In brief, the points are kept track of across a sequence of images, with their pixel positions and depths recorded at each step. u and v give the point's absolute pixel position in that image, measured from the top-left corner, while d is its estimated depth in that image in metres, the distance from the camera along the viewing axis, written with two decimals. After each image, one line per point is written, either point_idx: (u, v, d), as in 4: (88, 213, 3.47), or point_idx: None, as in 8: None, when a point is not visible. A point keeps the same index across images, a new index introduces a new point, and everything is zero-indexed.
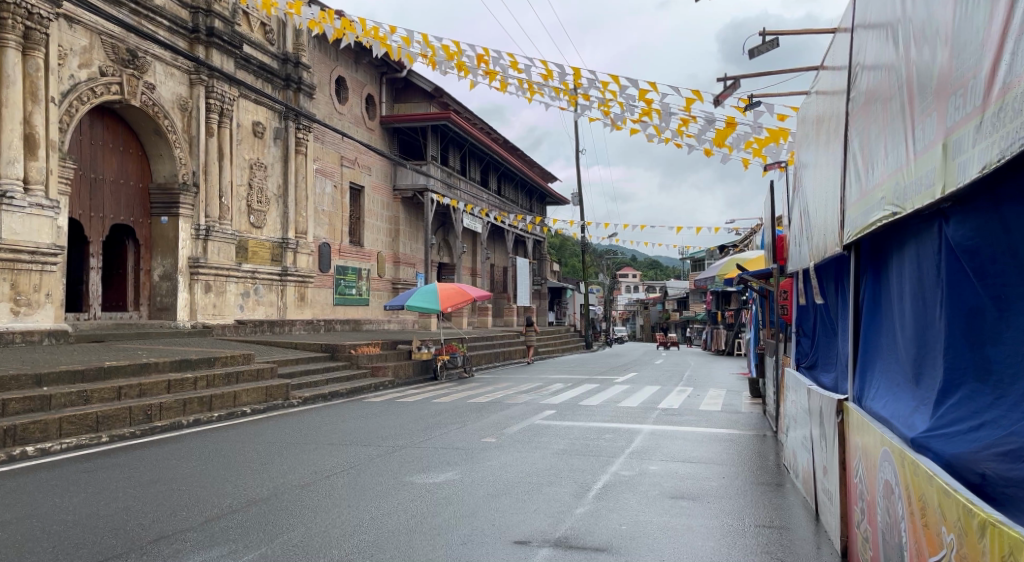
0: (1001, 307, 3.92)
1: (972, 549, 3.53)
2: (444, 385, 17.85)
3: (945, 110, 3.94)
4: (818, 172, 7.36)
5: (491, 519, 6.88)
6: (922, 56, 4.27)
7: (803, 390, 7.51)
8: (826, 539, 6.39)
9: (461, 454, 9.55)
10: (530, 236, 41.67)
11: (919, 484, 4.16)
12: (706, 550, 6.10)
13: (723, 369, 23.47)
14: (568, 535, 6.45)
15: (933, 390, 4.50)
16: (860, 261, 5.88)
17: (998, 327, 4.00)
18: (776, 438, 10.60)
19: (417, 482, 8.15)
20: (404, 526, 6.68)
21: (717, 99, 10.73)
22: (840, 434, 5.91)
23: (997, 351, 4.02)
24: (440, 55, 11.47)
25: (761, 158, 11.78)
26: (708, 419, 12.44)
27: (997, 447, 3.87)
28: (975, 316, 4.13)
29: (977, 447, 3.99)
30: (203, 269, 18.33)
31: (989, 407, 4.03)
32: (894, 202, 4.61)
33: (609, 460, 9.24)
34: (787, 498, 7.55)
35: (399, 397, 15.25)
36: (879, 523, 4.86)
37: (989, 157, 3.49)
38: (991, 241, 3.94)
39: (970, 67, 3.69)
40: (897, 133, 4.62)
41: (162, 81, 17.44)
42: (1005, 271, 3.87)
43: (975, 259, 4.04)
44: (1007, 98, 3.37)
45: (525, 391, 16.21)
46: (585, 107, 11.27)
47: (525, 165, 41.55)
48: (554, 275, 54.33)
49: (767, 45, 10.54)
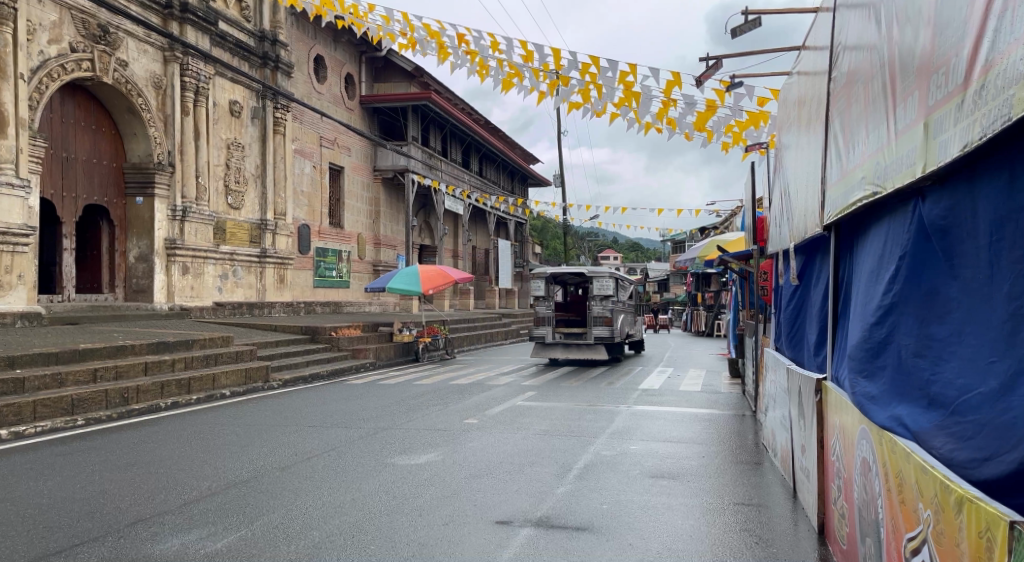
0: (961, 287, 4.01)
1: (948, 525, 3.54)
2: (424, 367, 17.82)
3: (927, 88, 3.92)
4: (799, 154, 7.34)
5: (473, 499, 6.87)
6: (905, 37, 4.23)
7: (783, 370, 7.52)
8: (803, 516, 6.44)
9: (442, 435, 9.53)
10: (512, 218, 41.58)
11: (897, 461, 4.16)
12: (688, 529, 6.13)
13: (703, 350, 23.46)
14: (550, 515, 6.45)
15: (893, 366, 4.56)
16: (839, 242, 5.90)
17: (951, 304, 4.09)
18: (756, 418, 10.63)
19: (398, 464, 8.12)
20: (385, 507, 6.65)
21: (697, 80, 10.67)
22: (818, 414, 5.92)
23: (949, 328, 4.11)
24: (420, 35, 11.32)
25: (741, 141, 11.76)
26: (688, 399, 12.54)
27: (945, 426, 3.96)
28: (933, 293, 4.22)
29: (932, 425, 4.07)
30: (180, 251, 18.19)
31: (937, 391, 4.12)
32: (876, 181, 4.59)
33: (590, 440, 9.24)
34: (765, 477, 7.60)
35: (380, 379, 15.19)
36: (854, 499, 4.91)
37: (971, 135, 3.47)
38: (959, 224, 4.01)
39: (953, 45, 3.66)
40: (879, 113, 4.59)
41: (136, 58, 17.19)
42: (961, 251, 4.01)
43: (938, 239, 4.17)
44: (990, 75, 3.34)
45: (506, 372, 16.17)
46: (565, 91, 11.19)
47: (507, 147, 41.32)
48: (534, 258, 54.30)
49: (750, 24, 10.49)
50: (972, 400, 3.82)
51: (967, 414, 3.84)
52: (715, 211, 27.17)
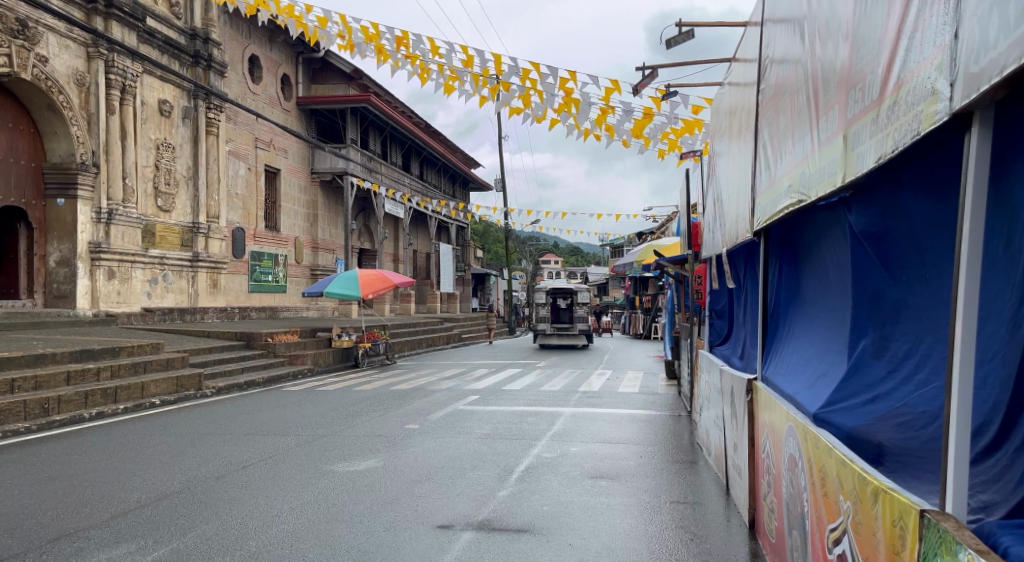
0: (902, 288, 4.14)
1: (866, 516, 3.72)
2: (363, 373, 17.75)
3: (847, 102, 4.12)
4: (730, 162, 7.57)
5: (413, 505, 6.91)
6: (826, 53, 4.44)
7: (716, 370, 7.73)
8: (735, 512, 6.64)
9: (383, 441, 9.54)
10: (455, 222, 41.67)
11: (819, 456, 4.31)
12: (625, 527, 6.28)
13: (644, 354, 23.85)
14: (492, 518, 6.54)
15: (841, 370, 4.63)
16: (769, 247, 6.09)
17: (897, 306, 4.19)
18: (691, 418, 10.90)
19: (336, 471, 8.11)
20: (323, 515, 6.65)
21: (635, 89, 10.87)
22: (750, 413, 6.11)
23: (897, 330, 4.20)
24: (357, 37, 11.32)
25: (676, 149, 12.02)
26: (628, 400, 12.78)
27: (891, 418, 4.04)
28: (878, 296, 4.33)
29: (872, 419, 4.16)
30: (104, 255, 17.75)
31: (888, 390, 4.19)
32: (800, 190, 4.78)
33: (532, 443, 9.36)
34: (700, 475, 7.82)
35: (318, 386, 15.09)
36: (782, 493, 5.10)
37: (885, 148, 3.65)
38: (889, 227, 4.16)
39: (870, 61, 3.86)
40: (803, 125, 4.80)
41: (57, 54, 16.71)
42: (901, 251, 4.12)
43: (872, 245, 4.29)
44: (901, 92, 3.53)
45: (447, 377, 16.22)
46: (506, 96, 11.30)
47: (449, 150, 41.35)
48: (476, 262, 54.43)
49: (682, 36, 10.75)
50: (926, 393, 3.89)
51: (921, 406, 3.90)
52: (655, 216, 27.73)
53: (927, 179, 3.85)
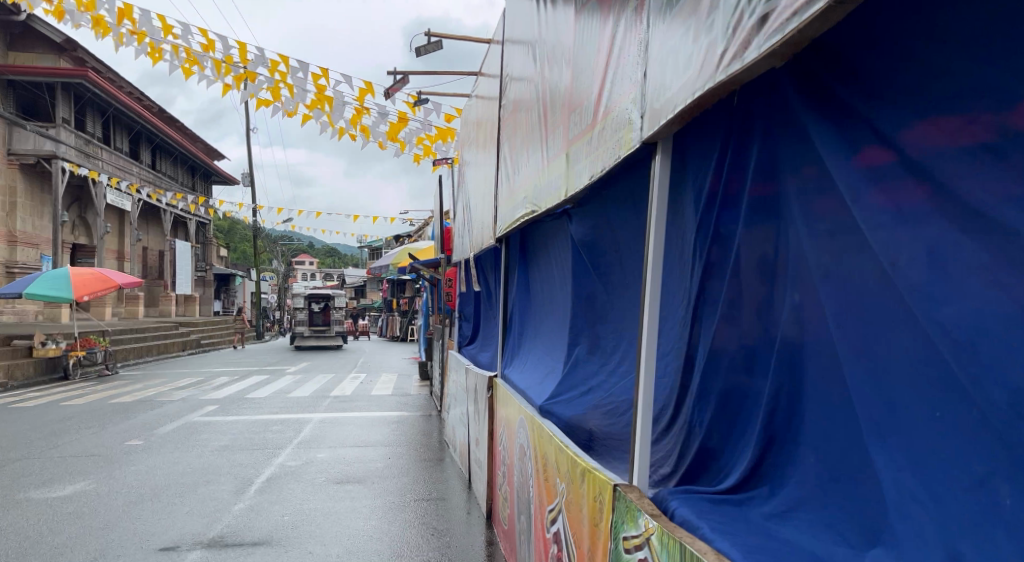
0: (611, 291, 4.59)
1: (575, 494, 4.11)
2: (79, 385, 16.39)
3: (568, 124, 4.55)
4: (477, 170, 7.96)
5: (133, 528, 6.58)
6: (552, 76, 4.87)
7: (462, 369, 8.09)
8: (475, 505, 7.02)
9: (99, 461, 8.94)
10: (194, 217, 39.47)
11: (543, 445, 4.70)
12: (366, 530, 6.42)
13: (396, 355, 24.15)
14: (223, 534, 6.39)
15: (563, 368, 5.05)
16: (510, 253, 6.50)
17: (607, 306, 4.65)
18: (440, 418, 11.27)
19: (35, 498, 7.49)
20: (19, 549, 6.15)
21: (387, 93, 11.03)
22: (489, 408, 6.48)
23: (606, 326, 4.65)
24: (72, 6, 10.50)
25: (429, 155, 12.31)
26: (376, 403, 12.93)
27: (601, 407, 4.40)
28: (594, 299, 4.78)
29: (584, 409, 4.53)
30: None
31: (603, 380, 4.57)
32: (533, 201, 5.20)
33: (274, 452, 9.23)
34: (444, 471, 8.15)
35: (16, 402, 13.72)
36: (514, 482, 5.49)
37: (596, 167, 4.08)
38: (602, 236, 4.62)
39: (585, 89, 4.31)
40: (535, 141, 5.22)
41: None
42: (612, 257, 4.56)
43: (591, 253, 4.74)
44: (608, 118, 3.97)
45: (181, 387, 15.44)
46: (249, 87, 11.01)
47: (188, 142, 39.11)
48: (217, 260, 51.94)
49: (432, 46, 11.07)
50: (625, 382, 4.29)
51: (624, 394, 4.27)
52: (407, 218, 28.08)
53: (625, 195, 4.31)
